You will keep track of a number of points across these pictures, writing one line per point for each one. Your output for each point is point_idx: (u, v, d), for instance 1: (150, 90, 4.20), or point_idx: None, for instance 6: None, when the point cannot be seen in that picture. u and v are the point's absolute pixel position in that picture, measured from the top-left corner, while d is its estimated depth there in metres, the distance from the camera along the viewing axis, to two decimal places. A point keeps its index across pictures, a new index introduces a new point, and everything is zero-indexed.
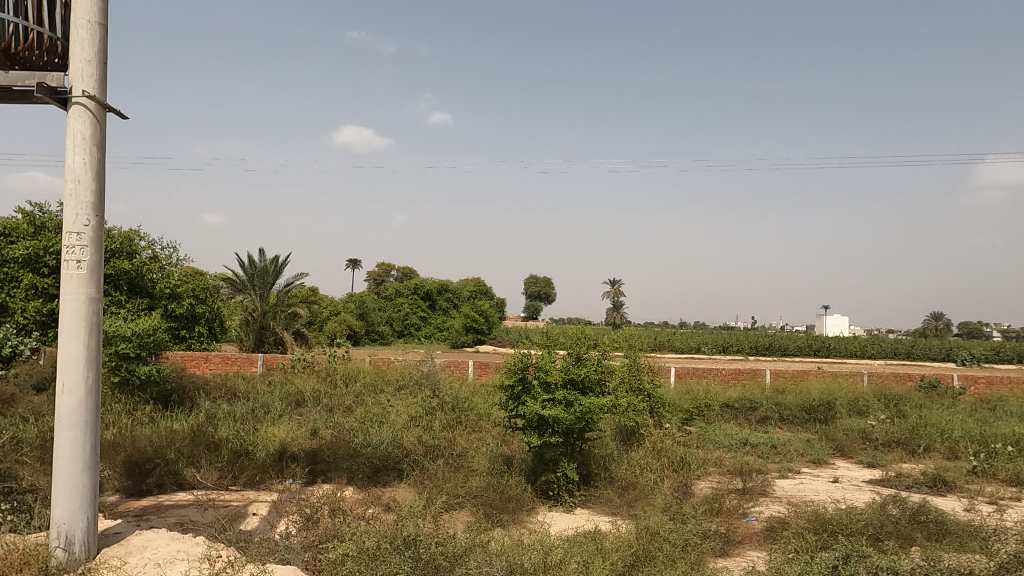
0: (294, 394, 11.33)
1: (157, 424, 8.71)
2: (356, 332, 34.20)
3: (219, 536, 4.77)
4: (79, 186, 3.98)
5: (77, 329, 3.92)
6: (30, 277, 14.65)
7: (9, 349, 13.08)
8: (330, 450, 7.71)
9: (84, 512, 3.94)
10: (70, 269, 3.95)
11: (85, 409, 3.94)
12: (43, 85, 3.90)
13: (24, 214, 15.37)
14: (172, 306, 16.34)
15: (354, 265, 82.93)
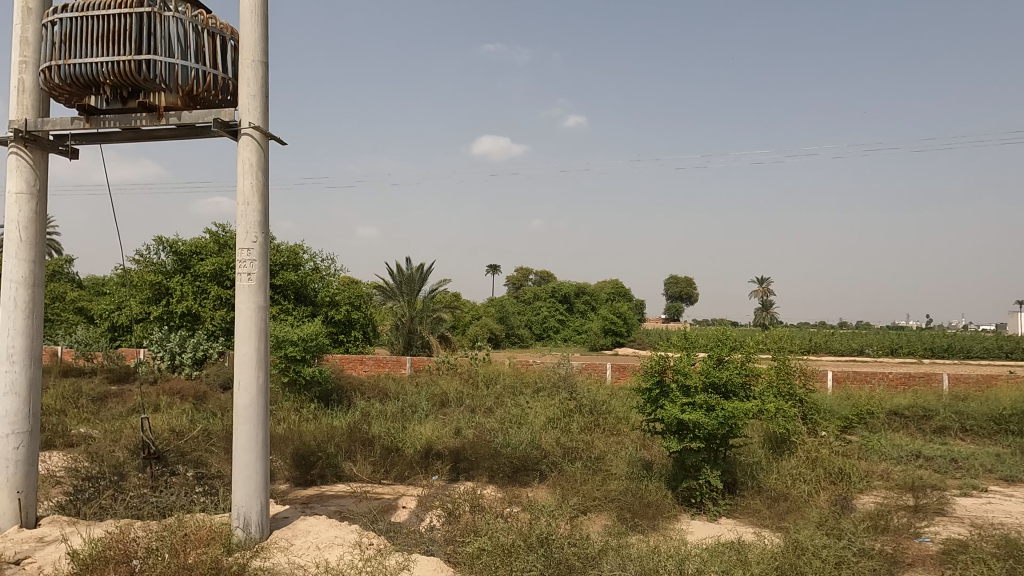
0: (439, 395, 11.91)
1: (320, 420, 9.59)
2: (497, 335, 35.18)
3: (371, 525, 5.16)
4: (249, 207, 4.49)
5: (249, 334, 4.42)
6: (216, 289, 16.76)
7: (201, 352, 15.00)
8: (472, 449, 8.01)
9: (259, 498, 4.41)
10: (242, 281, 4.47)
11: (257, 404, 4.41)
12: (218, 121, 4.45)
13: (211, 234, 17.60)
14: (331, 313, 17.87)
15: (493, 271, 85.81)
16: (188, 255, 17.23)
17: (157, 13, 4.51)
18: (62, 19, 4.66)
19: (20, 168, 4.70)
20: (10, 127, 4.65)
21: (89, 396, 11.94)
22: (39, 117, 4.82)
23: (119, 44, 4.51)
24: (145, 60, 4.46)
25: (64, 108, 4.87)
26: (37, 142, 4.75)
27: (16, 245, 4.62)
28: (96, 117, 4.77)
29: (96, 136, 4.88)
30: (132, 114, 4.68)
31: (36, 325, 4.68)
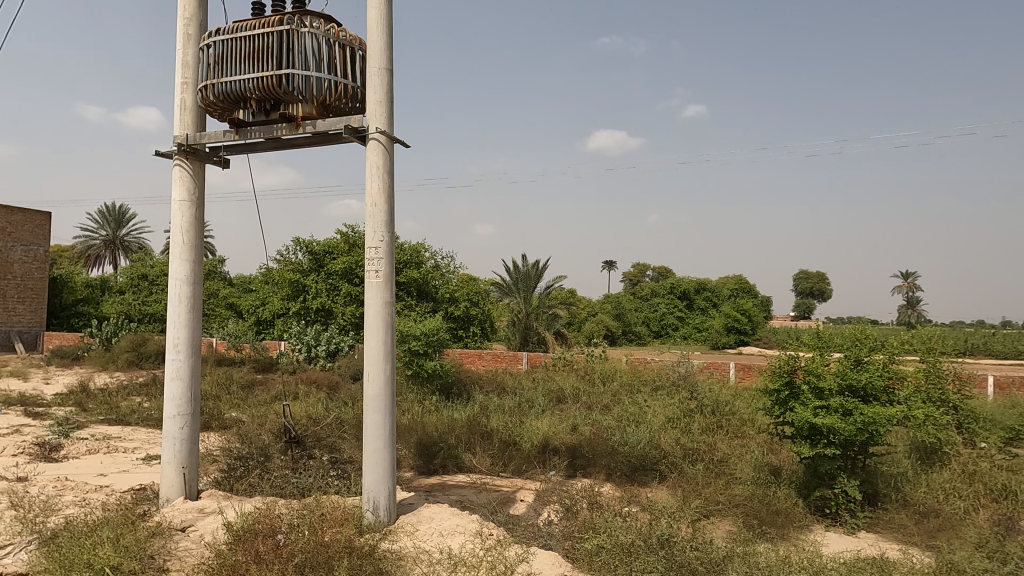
0: (556, 391, 11.97)
1: (441, 412, 9.96)
2: (613, 332, 34.77)
3: (491, 516, 5.28)
4: (377, 207, 4.73)
5: (377, 328, 4.66)
6: (347, 286, 17.91)
7: (334, 345, 16.09)
8: (589, 446, 7.97)
9: (386, 484, 4.65)
10: (371, 278, 4.72)
11: (385, 395, 4.65)
12: (349, 127, 4.74)
13: (342, 235, 18.80)
14: (451, 309, 18.49)
15: (609, 267, 84.87)
16: (322, 254, 18.52)
17: (295, 30, 4.88)
18: (215, 42, 5.15)
19: (183, 178, 5.27)
20: (175, 142, 5.22)
21: (239, 383, 13.19)
22: (198, 132, 5.36)
23: (263, 62, 4.92)
24: (285, 75, 4.85)
25: (217, 122, 5.38)
26: (196, 154, 5.29)
27: (180, 247, 5.18)
28: (244, 129, 5.22)
29: (244, 146, 5.34)
30: (274, 124, 5.09)
31: (196, 318, 5.22)
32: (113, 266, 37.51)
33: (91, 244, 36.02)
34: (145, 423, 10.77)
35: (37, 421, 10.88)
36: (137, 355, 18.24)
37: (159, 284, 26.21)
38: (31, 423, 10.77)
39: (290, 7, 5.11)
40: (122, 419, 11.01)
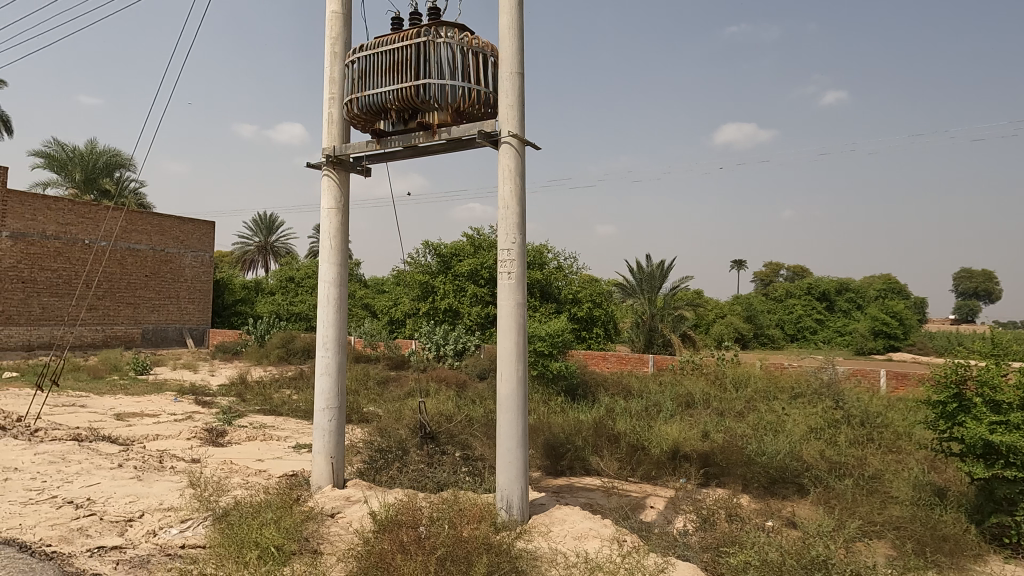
0: (684, 395, 11.57)
1: (567, 413, 9.95)
2: (744, 335, 33.08)
3: (623, 522, 5.18)
4: (509, 211, 4.80)
5: (510, 329, 4.73)
6: (473, 288, 18.44)
7: (461, 345, 16.62)
8: (723, 454, 7.62)
9: (519, 483, 4.70)
10: (504, 280, 4.80)
11: (517, 395, 4.70)
12: (483, 133, 4.84)
13: (468, 237, 19.41)
14: (574, 310, 18.46)
15: (739, 267, 80.91)
16: (449, 256, 19.20)
17: (431, 41, 5.05)
18: (358, 58, 5.47)
19: (331, 188, 5.64)
20: (323, 153, 5.60)
21: (375, 379, 13.99)
22: (343, 143, 5.71)
23: (402, 74, 5.15)
24: (422, 85, 5.04)
25: (360, 133, 5.71)
26: (341, 164, 5.64)
27: (328, 251, 5.55)
28: (384, 139, 5.50)
29: (383, 155, 5.62)
30: (411, 133, 5.30)
31: (342, 318, 5.56)
32: (265, 269, 41.23)
33: (247, 249, 39.80)
34: (294, 413, 11.72)
35: (206, 409, 12.18)
36: (286, 351, 19.93)
37: (303, 286, 28.46)
38: (201, 410, 12.08)
39: (426, 19, 5.32)
40: (275, 409, 12.06)
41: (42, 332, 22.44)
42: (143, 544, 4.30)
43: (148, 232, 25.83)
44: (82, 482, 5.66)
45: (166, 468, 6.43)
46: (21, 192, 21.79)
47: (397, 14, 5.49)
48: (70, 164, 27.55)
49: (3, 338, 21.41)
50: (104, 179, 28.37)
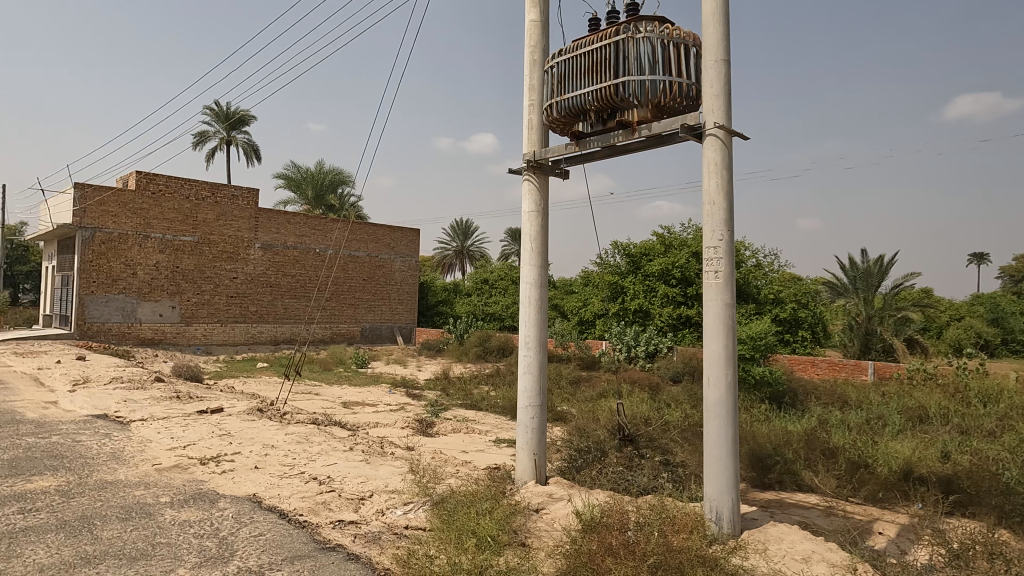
0: (915, 409, 10.14)
1: (773, 422, 9.23)
2: (990, 341, 28.19)
3: (851, 547, 4.65)
4: (715, 206, 4.54)
5: (717, 331, 4.46)
6: (663, 288, 17.97)
7: (653, 346, 16.30)
8: (972, 480, 6.51)
9: (730, 494, 4.43)
10: (710, 279, 4.55)
11: (726, 401, 4.42)
12: (685, 126, 4.64)
13: (658, 236, 18.96)
14: (777, 311, 17.16)
15: (980, 261, 69.29)
16: (639, 256, 18.90)
17: (630, 38, 4.95)
18: (557, 63, 5.56)
19: (531, 191, 5.77)
20: (524, 159, 5.77)
21: (568, 379, 14.22)
22: (542, 147, 5.83)
23: (601, 74, 5.12)
24: (622, 83, 4.96)
25: (559, 136, 5.79)
26: (541, 168, 5.75)
27: (529, 254, 5.70)
28: (583, 140, 5.50)
29: (582, 157, 5.63)
30: (610, 132, 5.25)
31: (543, 318, 5.67)
32: (462, 272, 44.03)
33: (446, 254, 42.82)
34: (493, 409, 12.33)
35: (416, 401, 13.29)
36: (483, 349, 21.07)
37: (497, 287, 29.89)
38: (412, 402, 13.21)
39: (624, 16, 5.24)
40: (475, 404, 12.79)
41: (285, 329, 26.16)
42: (374, 521, 4.76)
43: (365, 241, 28.89)
44: (322, 462, 6.45)
45: (388, 454, 7.09)
46: (269, 210, 25.63)
47: (594, 15, 5.48)
48: (304, 183, 31.84)
49: (257, 334, 25.33)
50: (330, 195, 32.34)
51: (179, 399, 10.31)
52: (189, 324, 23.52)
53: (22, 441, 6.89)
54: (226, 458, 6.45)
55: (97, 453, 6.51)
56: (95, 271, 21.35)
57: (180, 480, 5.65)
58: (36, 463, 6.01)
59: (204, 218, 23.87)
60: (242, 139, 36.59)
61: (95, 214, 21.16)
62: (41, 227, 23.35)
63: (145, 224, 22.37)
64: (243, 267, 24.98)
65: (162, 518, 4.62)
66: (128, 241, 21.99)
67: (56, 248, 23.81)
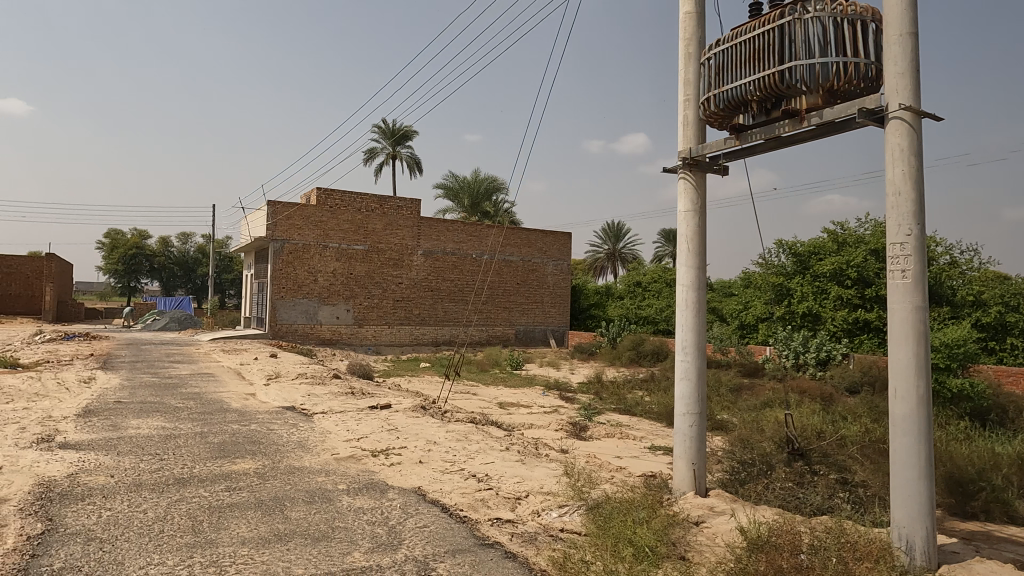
0: None
1: (976, 442, 8.05)
2: None
3: None
4: (901, 197, 4.04)
5: (905, 337, 3.96)
6: (836, 289, 16.45)
7: (825, 353, 15.01)
8: None
9: (923, 522, 3.91)
10: (896, 279, 4.05)
11: (918, 417, 3.91)
12: (863, 110, 4.18)
13: (829, 233, 17.44)
14: (978, 315, 15.00)
15: None
16: (806, 256, 17.49)
17: (797, 19, 4.56)
18: (715, 54, 5.29)
19: (687, 190, 5.54)
20: (679, 157, 5.54)
21: (728, 386, 13.49)
22: (699, 143, 5.57)
23: (765, 60, 4.78)
24: (787, 69, 4.58)
25: (717, 131, 5.49)
26: (698, 166, 5.49)
27: (686, 255, 5.47)
28: (744, 133, 5.17)
29: (742, 150, 5.29)
30: (775, 123, 4.87)
31: (701, 322, 5.41)
32: (614, 275, 43.64)
33: (598, 257, 42.69)
34: (648, 414, 12.03)
35: (569, 404, 13.36)
36: (637, 354, 20.67)
37: (650, 290, 29.19)
38: (565, 405, 13.29)
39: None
40: (629, 409, 12.56)
41: (445, 331, 27.54)
42: (530, 522, 4.82)
43: (519, 245, 29.62)
44: (480, 460, 6.68)
45: (542, 455, 7.18)
46: (430, 218, 27.18)
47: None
48: (461, 192, 33.41)
49: (420, 335, 26.95)
50: (485, 203, 33.61)
51: (353, 395, 11.25)
52: (361, 326, 25.63)
53: (229, 427, 7.90)
54: (394, 452, 6.91)
55: (287, 441, 7.28)
56: (284, 278, 24.05)
57: (355, 470, 6.15)
58: (239, 447, 6.85)
59: (373, 228, 25.89)
60: (406, 153, 39.23)
61: (284, 227, 23.83)
62: (242, 241, 26.74)
63: (324, 234, 24.75)
64: (408, 272, 26.71)
65: (339, 503, 5.04)
66: (311, 250, 24.47)
67: (254, 258, 27.12)
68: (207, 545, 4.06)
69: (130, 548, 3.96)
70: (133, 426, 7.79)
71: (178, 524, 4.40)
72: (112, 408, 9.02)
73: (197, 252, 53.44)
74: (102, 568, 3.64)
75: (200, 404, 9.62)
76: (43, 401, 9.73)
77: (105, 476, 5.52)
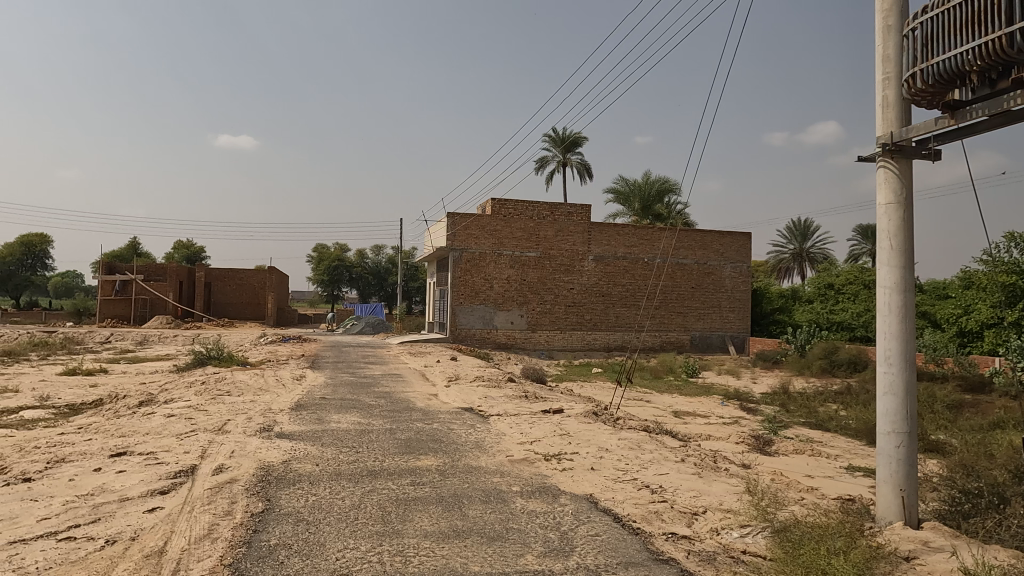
0: None
1: None
2: None
3: None
4: None
5: None
6: None
7: None
8: None
9: None
10: None
11: None
12: None
13: None
14: None
15: None
16: None
17: None
18: (922, 22, 4.63)
19: (888, 180, 4.90)
20: (879, 142, 4.91)
21: (944, 402, 11.76)
22: (903, 126, 4.91)
23: (986, 23, 4.07)
24: (1015, 31, 3.87)
25: (926, 111, 4.81)
26: (902, 151, 4.82)
27: (887, 253, 4.84)
28: (961, 110, 4.45)
29: (960, 131, 4.56)
30: (1003, 95, 4.12)
31: (909, 329, 4.73)
32: (802, 276, 40.34)
33: (781, 258, 39.73)
34: (843, 431, 10.86)
35: (751, 416, 12.50)
36: (830, 363, 18.82)
37: (844, 293, 26.46)
38: (746, 416, 12.47)
39: None
40: (821, 424, 11.44)
41: (617, 336, 27.26)
42: (709, 540, 4.56)
43: (693, 247, 28.44)
44: (654, 470, 6.47)
45: (721, 470, 6.76)
46: (601, 223, 27.08)
47: None
48: (632, 195, 32.95)
49: (592, 340, 26.95)
50: (657, 205, 32.79)
51: (527, 398, 11.53)
52: (535, 331, 26.28)
53: (414, 425, 8.49)
54: (566, 457, 6.95)
55: (465, 441, 7.64)
56: (463, 285, 25.48)
57: (529, 473, 6.27)
58: (423, 445, 7.33)
59: (545, 235, 26.43)
60: (576, 160, 39.60)
61: (462, 237, 25.27)
62: (426, 251, 28.76)
63: (499, 243, 25.78)
64: (579, 278, 26.88)
65: (514, 505, 5.17)
66: (486, 258, 25.65)
67: (436, 267, 29.03)
68: (394, 534, 4.38)
69: (331, 531, 4.39)
70: (335, 420, 8.68)
71: (371, 514, 4.80)
72: (319, 404, 10.12)
73: (388, 262, 58.41)
74: (308, 547, 4.08)
75: (390, 403, 10.46)
76: (265, 395, 11.25)
77: (311, 464, 6.21)
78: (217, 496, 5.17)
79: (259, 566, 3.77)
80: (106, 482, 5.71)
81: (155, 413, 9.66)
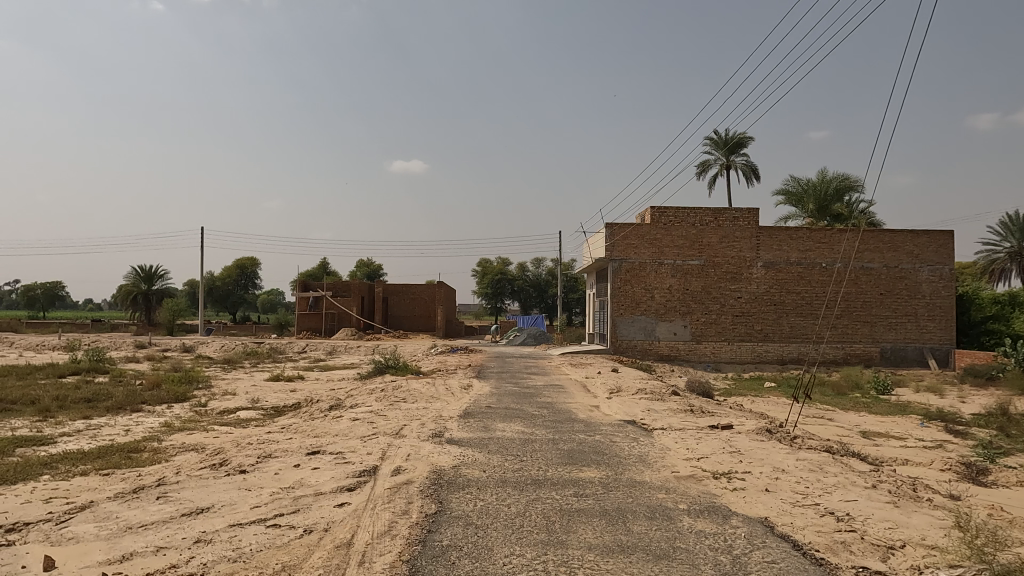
0: None
1: None
2: None
3: None
4: None
5: None
6: None
7: None
8: None
9: None
10: None
11: None
12: None
13: None
14: None
15: None
16: None
17: None
18: None
19: None
20: None
21: None
22: None
23: None
24: None
25: None
26: None
27: None
28: None
29: None
30: None
31: None
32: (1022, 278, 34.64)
33: (994, 258, 34.53)
34: None
35: (959, 440, 10.89)
36: None
37: None
38: (954, 440, 10.87)
39: None
40: None
41: (792, 348, 25.27)
42: None
43: (880, 250, 25.67)
44: (840, 495, 5.88)
45: (924, 500, 5.95)
46: (771, 227, 25.34)
47: None
48: (806, 195, 30.53)
49: (763, 352, 25.27)
50: (835, 204, 30.05)
51: (693, 412, 11.06)
52: (700, 342, 25.23)
53: (576, 437, 8.51)
54: (738, 476, 6.56)
55: (628, 454, 7.51)
56: (623, 296, 25.22)
57: (696, 491, 6.01)
58: (586, 456, 7.31)
59: (709, 242, 25.33)
60: (741, 162, 37.60)
61: (621, 247, 25.06)
62: (585, 263, 28.87)
63: (660, 252, 25.17)
64: (747, 286, 25.35)
65: (681, 524, 4.97)
66: (647, 268, 25.14)
67: (596, 278, 28.99)
68: (558, 545, 4.41)
69: (498, 537, 4.53)
70: (500, 429, 8.95)
71: (535, 523, 4.87)
72: (484, 412, 10.53)
73: (549, 274, 59.42)
74: (476, 549, 4.25)
75: (553, 413, 10.59)
76: (437, 403, 11.92)
77: (479, 470, 6.48)
78: (396, 496, 5.57)
79: (433, 564, 3.99)
80: (303, 478, 6.39)
81: (343, 417, 10.65)
